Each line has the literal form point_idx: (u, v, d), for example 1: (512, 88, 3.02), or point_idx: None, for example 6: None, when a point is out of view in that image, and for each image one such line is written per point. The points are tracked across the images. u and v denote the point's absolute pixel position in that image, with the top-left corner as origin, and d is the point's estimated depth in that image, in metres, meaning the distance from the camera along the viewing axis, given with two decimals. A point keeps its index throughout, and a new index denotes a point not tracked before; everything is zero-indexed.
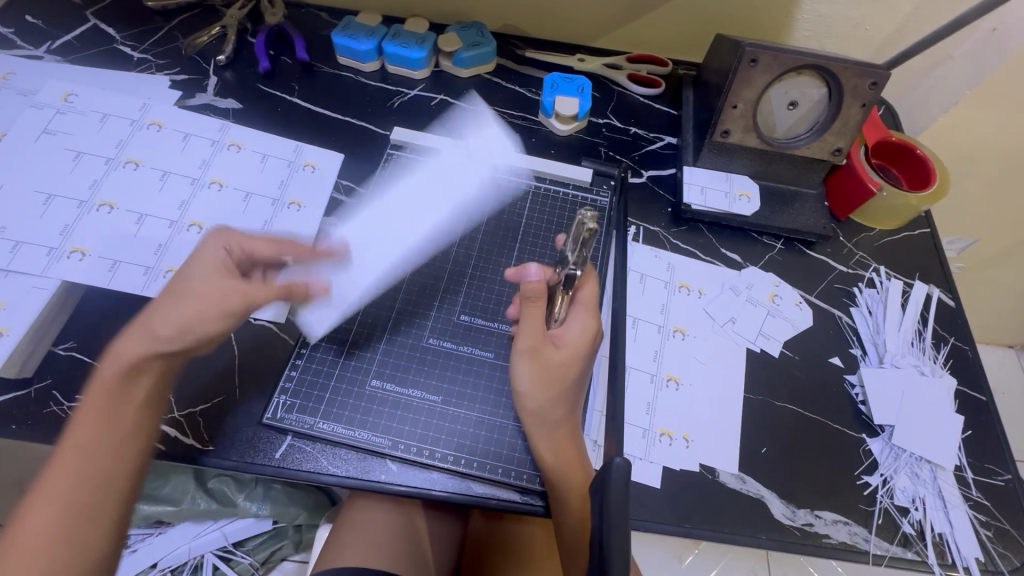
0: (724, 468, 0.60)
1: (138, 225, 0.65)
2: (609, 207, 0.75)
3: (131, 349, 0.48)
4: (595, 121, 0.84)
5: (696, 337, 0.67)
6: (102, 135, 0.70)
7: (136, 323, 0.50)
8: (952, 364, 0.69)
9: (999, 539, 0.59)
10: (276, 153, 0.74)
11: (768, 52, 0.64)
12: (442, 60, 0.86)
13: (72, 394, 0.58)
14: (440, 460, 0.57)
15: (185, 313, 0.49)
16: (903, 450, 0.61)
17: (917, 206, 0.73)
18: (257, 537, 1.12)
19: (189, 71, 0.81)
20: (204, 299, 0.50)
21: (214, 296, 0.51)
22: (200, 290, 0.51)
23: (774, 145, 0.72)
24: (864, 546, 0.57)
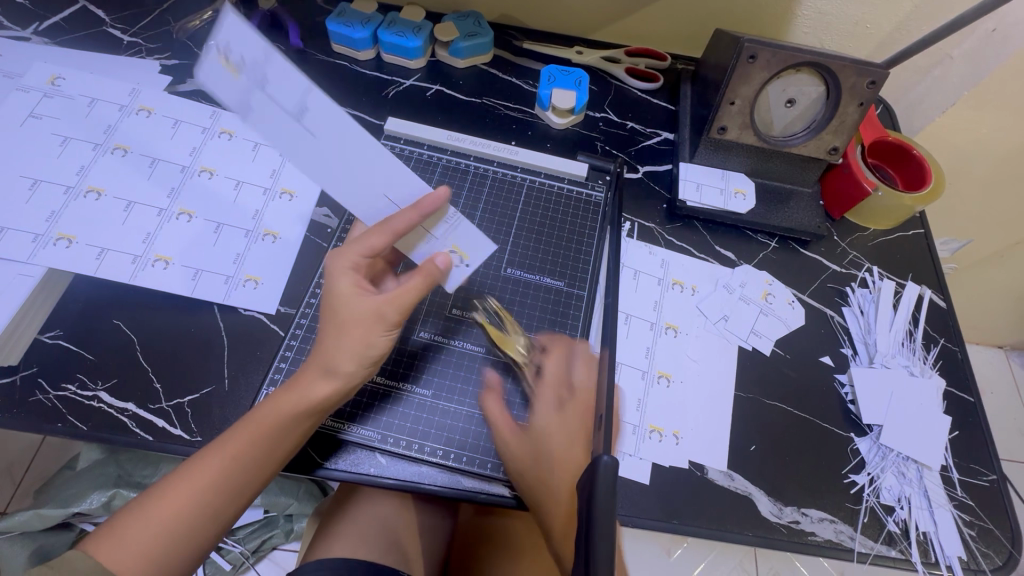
0: (712, 465, 0.60)
1: (127, 213, 0.64)
2: (603, 202, 0.74)
3: (313, 383, 0.50)
4: (592, 115, 0.84)
5: (687, 334, 0.68)
6: (89, 120, 0.68)
7: (317, 358, 0.51)
8: (941, 365, 0.69)
9: (982, 538, 0.59)
10: (268, 141, 0.74)
11: (767, 49, 0.64)
12: (439, 50, 0.85)
13: (59, 382, 0.57)
14: (429, 454, 0.57)
15: (359, 345, 0.50)
16: (890, 450, 0.62)
17: (912, 206, 0.72)
18: (248, 525, 1.13)
19: (180, 56, 0.80)
20: (360, 325, 0.50)
21: (366, 322, 0.51)
22: (354, 317, 0.50)
23: (771, 143, 0.72)
24: (849, 544, 0.58)
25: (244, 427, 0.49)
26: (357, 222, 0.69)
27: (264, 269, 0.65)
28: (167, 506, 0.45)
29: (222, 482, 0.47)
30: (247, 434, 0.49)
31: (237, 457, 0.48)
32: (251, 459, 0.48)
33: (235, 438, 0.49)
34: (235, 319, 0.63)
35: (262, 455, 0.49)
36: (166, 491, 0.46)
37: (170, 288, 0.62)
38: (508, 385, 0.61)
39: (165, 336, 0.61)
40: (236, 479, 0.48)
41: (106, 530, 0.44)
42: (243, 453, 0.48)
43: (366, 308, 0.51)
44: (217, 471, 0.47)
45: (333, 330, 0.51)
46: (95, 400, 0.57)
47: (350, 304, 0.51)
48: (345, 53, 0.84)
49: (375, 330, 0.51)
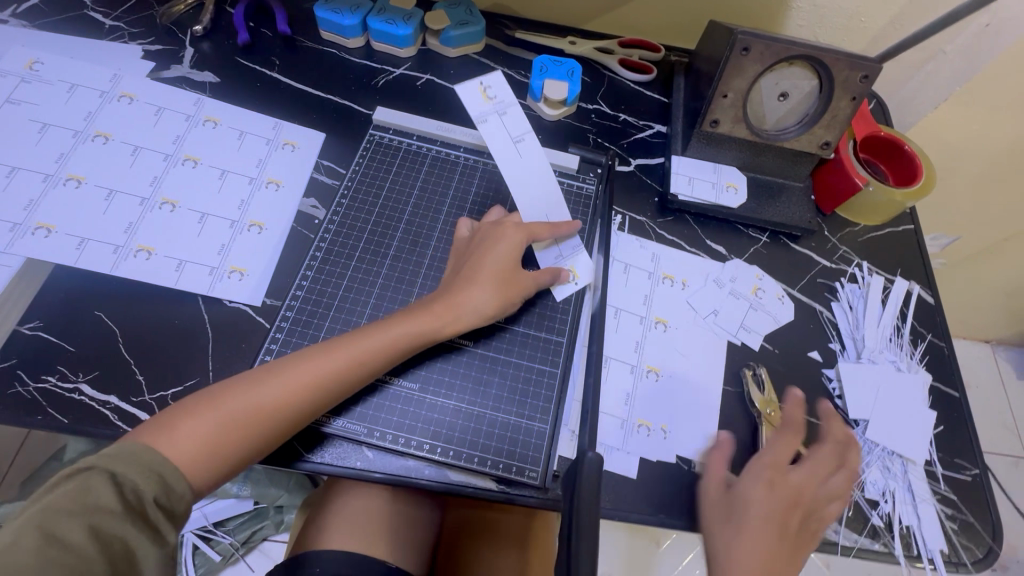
0: (700, 459, 0.60)
1: (108, 202, 0.63)
2: (594, 195, 0.74)
3: (428, 322, 0.57)
4: (584, 107, 0.83)
5: (677, 328, 0.67)
6: (69, 106, 0.67)
7: (446, 300, 0.58)
8: (928, 360, 0.69)
9: (963, 531, 0.60)
10: (254, 130, 0.72)
11: (761, 41, 0.63)
12: (429, 38, 0.83)
13: (39, 375, 0.56)
14: (415, 448, 0.56)
15: (494, 295, 0.59)
16: (875, 445, 0.62)
17: (902, 202, 0.72)
18: (239, 515, 1.13)
19: (164, 41, 0.78)
20: (501, 280, 0.60)
21: (508, 281, 0.60)
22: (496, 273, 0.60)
23: (763, 137, 0.71)
24: (833, 537, 0.58)
25: (324, 352, 0.54)
26: (344, 213, 0.68)
27: (250, 260, 0.64)
28: (233, 409, 0.49)
29: (285, 401, 0.51)
30: (327, 359, 0.53)
31: (307, 379, 0.52)
32: (321, 386, 0.52)
33: (311, 360, 0.53)
34: (219, 311, 0.62)
35: (330, 385, 0.52)
36: (234, 396, 0.50)
37: (153, 280, 0.61)
38: (497, 379, 0.60)
39: (148, 328, 0.60)
40: (296, 401, 0.51)
41: (172, 419, 0.48)
42: (315, 379, 0.52)
43: (503, 269, 0.60)
44: (286, 389, 0.51)
45: (472, 276, 0.60)
46: (76, 392, 0.56)
47: (492, 262, 0.60)
48: (333, 40, 0.82)
49: (499, 291, 0.60)
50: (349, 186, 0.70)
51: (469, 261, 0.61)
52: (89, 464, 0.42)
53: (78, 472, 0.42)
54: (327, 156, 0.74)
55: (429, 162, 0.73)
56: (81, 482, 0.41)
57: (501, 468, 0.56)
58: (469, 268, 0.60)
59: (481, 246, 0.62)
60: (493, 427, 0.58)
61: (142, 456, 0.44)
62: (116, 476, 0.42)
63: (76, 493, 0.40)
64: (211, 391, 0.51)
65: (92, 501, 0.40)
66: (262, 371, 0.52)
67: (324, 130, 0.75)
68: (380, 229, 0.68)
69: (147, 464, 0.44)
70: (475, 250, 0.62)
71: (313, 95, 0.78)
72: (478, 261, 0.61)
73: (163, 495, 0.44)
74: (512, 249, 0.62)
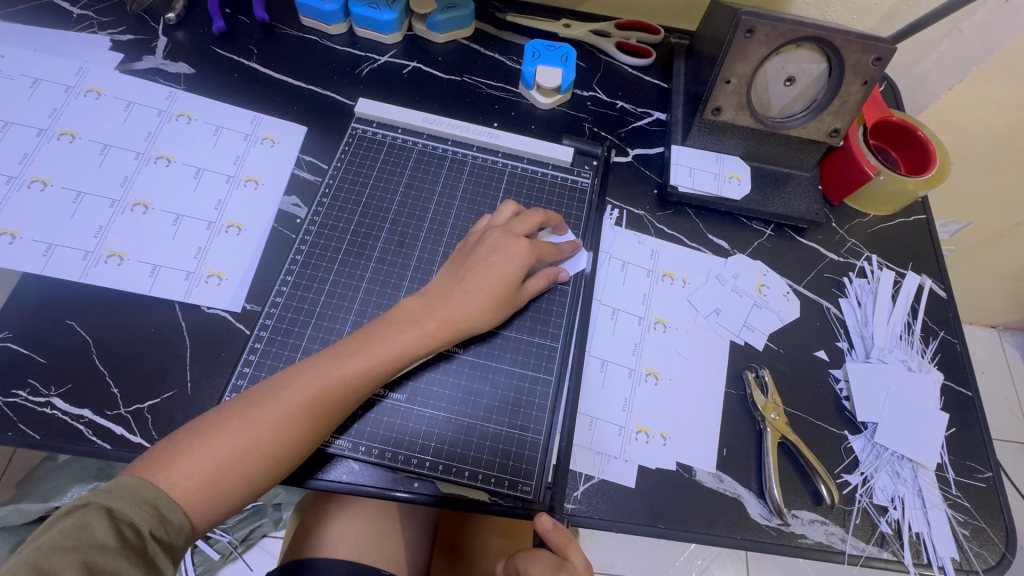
0: (701, 467, 0.58)
1: (76, 205, 0.60)
2: (589, 189, 0.71)
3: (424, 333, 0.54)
4: (579, 94, 0.79)
5: (677, 329, 0.64)
6: (34, 104, 0.64)
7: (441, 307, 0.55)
8: (939, 358, 0.66)
9: (975, 537, 0.58)
10: (231, 125, 0.69)
11: (766, 22, 0.59)
12: (415, 23, 0.79)
13: (9, 389, 0.54)
14: (402, 462, 0.54)
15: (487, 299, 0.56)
16: (885, 449, 0.60)
17: (914, 191, 0.68)
18: (234, 516, 1.10)
19: (135, 30, 0.74)
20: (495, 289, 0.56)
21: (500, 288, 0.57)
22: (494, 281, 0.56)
23: (768, 124, 0.68)
24: (840, 546, 0.56)
25: (316, 372, 0.50)
26: (326, 212, 0.65)
27: (229, 264, 0.61)
28: (232, 443, 0.46)
29: (284, 433, 0.48)
30: (322, 381, 0.49)
31: (305, 404, 0.49)
32: (322, 411, 0.49)
33: (305, 382, 0.49)
34: (197, 319, 0.59)
35: (331, 408, 0.50)
36: (232, 429, 0.47)
37: (126, 287, 0.58)
38: (488, 388, 0.58)
39: (121, 337, 0.57)
40: (298, 428, 0.48)
41: (165, 455, 0.45)
42: (314, 405, 0.49)
43: (501, 281, 0.57)
44: (285, 419, 0.48)
45: (475, 291, 0.56)
46: (48, 407, 0.53)
47: (494, 275, 0.56)
48: (315, 27, 0.78)
49: (500, 305, 0.57)
50: (331, 184, 0.66)
51: (468, 270, 0.57)
52: (86, 499, 0.41)
53: (75, 506, 0.41)
54: (308, 151, 0.70)
55: (415, 155, 0.70)
56: (79, 518, 0.40)
57: (492, 482, 0.54)
58: (468, 280, 0.56)
59: (482, 255, 0.58)
60: (484, 437, 0.56)
61: (139, 492, 0.43)
62: (113, 510, 0.41)
63: (75, 529, 0.39)
64: (203, 420, 0.48)
65: (91, 537, 0.39)
66: (255, 396, 0.49)
67: (305, 123, 0.72)
68: (364, 230, 0.64)
69: (144, 497, 0.43)
70: (474, 259, 0.58)
71: (294, 86, 0.74)
72: (480, 274, 0.57)
73: (161, 528, 0.43)
74: (517, 256, 0.58)
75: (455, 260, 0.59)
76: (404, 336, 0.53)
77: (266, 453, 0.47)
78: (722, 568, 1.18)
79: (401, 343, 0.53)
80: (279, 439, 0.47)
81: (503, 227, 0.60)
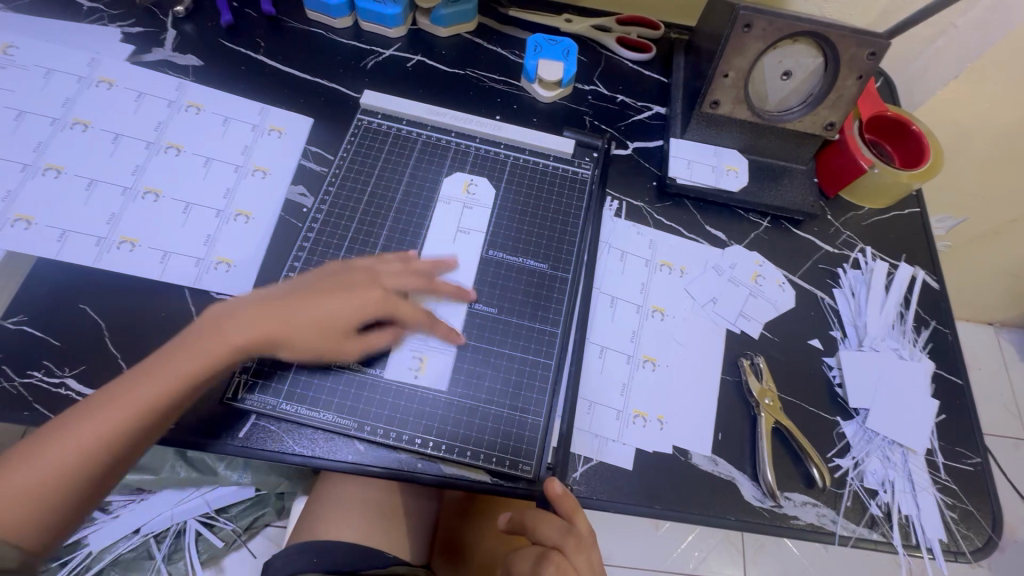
0: (697, 450, 0.59)
1: (89, 192, 0.61)
2: (589, 180, 0.72)
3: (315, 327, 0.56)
4: (580, 88, 0.80)
5: (675, 317, 0.66)
6: (47, 93, 0.65)
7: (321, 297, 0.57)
8: (931, 347, 0.68)
9: (963, 520, 0.59)
10: (238, 116, 0.70)
11: (764, 17, 0.60)
12: (420, 17, 0.80)
13: (24, 370, 0.55)
14: (406, 442, 0.55)
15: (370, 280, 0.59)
16: (876, 434, 0.61)
17: (908, 184, 0.70)
18: (242, 502, 1.12)
19: (145, 23, 0.75)
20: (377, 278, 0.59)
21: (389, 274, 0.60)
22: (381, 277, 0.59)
23: (765, 118, 0.69)
24: (831, 527, 0.58)
25: (150, 376, 0.51)
26: (332, 201, 0.66)
27: (237, 251, 0.63)
28: (67, 446, 0.47)
29: (106, 442, 0.48)
30: (165, 383, 0.51)
31: (153, 405, 0.50)
32: (150, 417, 0.50)
33: (134, 388, 0.50)
34: (207, 304, 0.60)
35: (160, 414, 0.51)
36: (46, 442, 0.47)
37: (137, 273, 0.60)
38: (490, 371, 0.59)
39: (134, 321, 0.58)
40: (131, 422, 0.49)
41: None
42: (154, 411, 0.50)
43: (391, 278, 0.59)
44: (101, 429, 0.48)
45: (313, 313, 0.56)
46: (62, 387, 0.55)
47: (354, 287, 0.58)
48: (321, 20, 0.79)
49: (330, 341, 0.56)
50: (337, 173, 0.68)
51: (312, 289, 0.57)
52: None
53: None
54: (315, 142, 0.71)
55: (420, 146, 0.71)
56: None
57: (494, 462, 0.56)
58: (336, 279, 0.58)
59: (332, 282, 0.58)
60: (487, 419, 0.57)
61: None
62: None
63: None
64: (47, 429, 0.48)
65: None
66: (92, 404, 0.49)
67: (312, 115, 0.73)
68: (370, 218, 0.66)
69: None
70: (325, 284, 0.58)
71: (300, 78, 0.75)
72: (341, 290, 0.57)
73: None
74: (365, 301, 0.57)
75: (314, 277, 0.59)
76: (229, 343, 0.53)
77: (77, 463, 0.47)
78: (719, 559, 1.20)
79: (224, 346, 0.53)
80: (99, 448, 0.48)
81: (370, 271, 0.60)
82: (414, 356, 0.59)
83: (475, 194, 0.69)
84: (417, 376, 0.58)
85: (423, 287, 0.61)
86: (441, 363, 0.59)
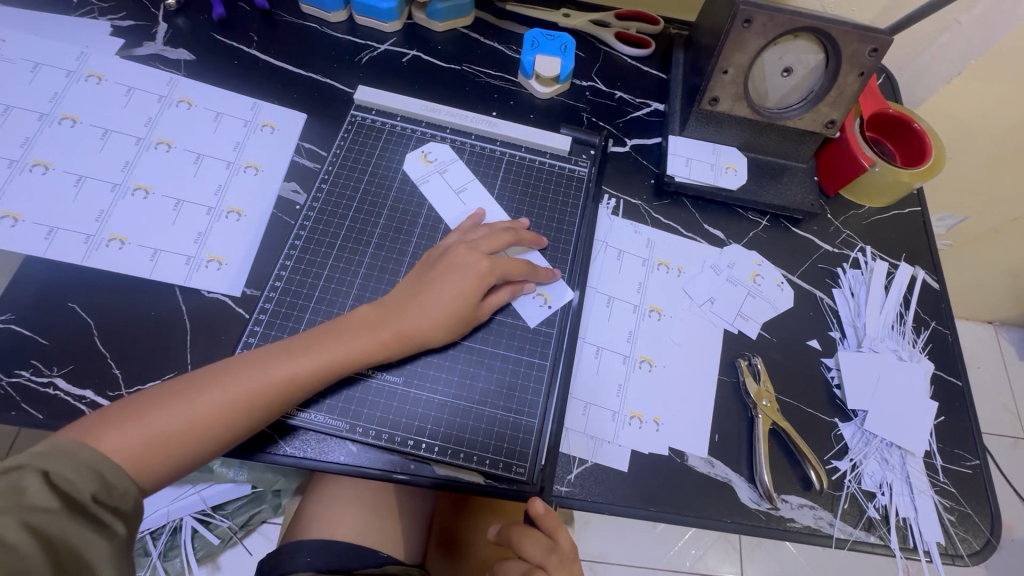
0: (693, 452, 0.59)
1: (77, 188, 0.61)
2: (586, 177, 0.71)
3: (407, 326, 0.56)
4: (578, 84, 0.79)
5: (672, 317, 0.65)
6: (35, 88, 0.64)
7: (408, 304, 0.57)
8: (931, 348, 0.67)
9: (961, 523, 0.59)
10: (231, 111, 0.69)
11: (764, 12, 0.59)
12: (415, 12, 0.79)
13: (12, 369, 0.54)
14: (399, 444, 0.55)
15: (454, 286, 0.57)
16: (874, 436, 0.61)
17: (909, 182, 0.69)
18: (239, 499, 1.11)
19: (135, 16, 0.74)
20: (458, 282, 0.57)
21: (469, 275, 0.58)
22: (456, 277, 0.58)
23: (765, 115, 0.68)
24: (828, 530, 0.57)
25: (303, 353, 0.52)
26: (325, 198, 0.65)
27: (228, 249, 0.62)
28: (171, 417, 0.48)
29: (242, 402, 0.49)
30: (308, 360, 0.52)
31: (271, 389, 0.50)
32: (287, 392, 0.51)
33: (285, 360, 0.52)
34: (197, 302, 0.59)
35: (294, 391, 0.51)
36: (201, 395, 0.49)
37: (127, 270, 0.59)
38: (484, 372, 0.59)
39: (122, 320, 0.57)
40: (254, 400, 0.50)
41: (100, 421, 0.46)
42: (289, 383, 0.51)
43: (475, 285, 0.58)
44: (249, 390, 0.50)
45: (427, 306, 0.56)
46: (50, 387, 0.54)
47: (452, 282, 0.57)
48: (315, 14, 0.78)
49: (455, 326, 0.57)
50: (330, 170, 0.67)
51: (425, 282, 0.58)
52: (22, 461, 0.40)
53: (8, 470, 0.40)
54: (308, 138, 0.70)
55: (414, 143, 0.70)
56: (12, 482, 0.39)
57: (487, 464, 0.55)
58: (432, 277, 0.58)
59: (438, 272, 0.58)
60: (480, 421, 0.57)
61: (79, 456, 0.43)
62: (50, 475, 0.41)
63: (8, 494, 0.39)
64: (182, 379, 0.50)
65: (28, 501, 0.39)
66: (234, 365, 0.51)
67: (305, 110, 0.72)
68: (363, 216, 0.65)
69: (87, 463, 0.43)
70: (432, 275, 0.58)
71: (293, 73, 0.74)
72: (438, 289, 0.57)
73: (104, 493, 0.43)
74: (475, 272, 0.58)
75: (417, 273, 0.60)
76: (362, 338, 0.54)
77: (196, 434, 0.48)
78: (716, 557, 1.19)
79: (366, 341, 0.54)
80: (239, 407, 0.49)
81: (470, 244, 0.60)
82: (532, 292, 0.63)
83: (437, 159, 0.69)
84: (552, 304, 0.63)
85: (505, 245, 0.62)
86: (560, 288, 0.64)
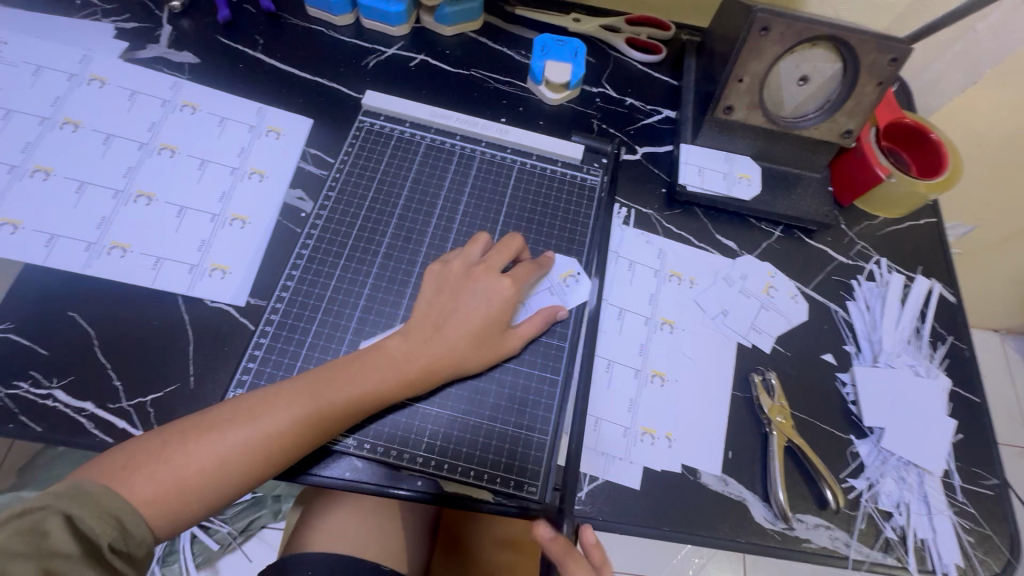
0: (706, 469, 0.57)
1: (79, 195, 0.59)
2: (598, 187, 0.70)
3: (428, 364, 0.53)
4: (588, 90, 0.78)
5: (684, 330, 0.64)
6: (37, 92, 0.63)
7: (430, 337, 0.54)
8: (948, 363, 0.66)
9: (980, 545, 0.58)
10: (236, 116, 0.68)
11: (782, 20, 0.58)
12: (423, 16, 0.78)
13: (11, 380, 0.53)
14: (409, 462, 0.53)
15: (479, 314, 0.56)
16: (891, 454, 0.59)
17: (925, 194, 0.68)
18: (236, 505, 1.09)
19: (139, 18, 0.73)
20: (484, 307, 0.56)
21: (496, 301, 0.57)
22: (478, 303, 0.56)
23: (780, 124, 0.67)
24: (844, 551, 0.56)
25: (316, 391, 0.50)
26: (333, 206, 0.64)
27: (233, 258, 0.61)
28: (191, 461, 0.46)
29: (270, 443, 0.48)
30: (332, 396, 0.50)
31: (288, 432, 0.48)
32: (308, 433, 0.49)
33: (305, 399, 0.49)
34: (201, 312, 0.58)
35: (313, 431, 0.49)
36: (220, 436, 0.47)
37: (129, 279, 0.57)
38: (496, 387, 0.57)
39: (124, 330, 0.56)
40: (270, 448, 0.48)
41: (121, 466, 0.45)
42: (317, 421, 0.49)
43: (498, 318, 0.56)
44: (267, 431, 0.48)
45: (449, 338, 0.54)
46: (49, 399, 0.53)
47: (473, 311, 0.56)
48: (321, 18, 0.77)
49: (482, 356, 0.55)
50: (338, 177, 0.66)
51: (447, 311, 0.56)
52: (46, 502, 0.40)
53: (33, 509, 0.40)
54: (314, 144, 0.69)
55: (423, 150, 0.69)
56: (35, 522, 0.39)
57: (497, 482, 0.54)
58: (456, 305, 0.56)
59: (460, 294, 0.56)
60: (490, 438, 0.55)
61: (101, 502, 0.43)
62: (72, 518, 0.41)
63: (31, 535, 0.39)
64: (203, 417, 0.48)
65: (49, 544, 0.39)
66: (257, 404, 0.49)
67: (312, 115, 0.71)
68: (371, 225, 0.64)
69: (108, 509, 0.43)
70: (456, 300, 0.56)
71: (299, 77, 0.73)
72: (462, 313, 0.56)
73: (121, 540, 0.42)
74: (499, 295, 0.57)
75: (431, 290, 0.57)
76: (378, 376, 0.52)
77: (212, 479, 0.46)
78: (720, 566, 1.18)
79: (388, 374, 0.52)
80: (266, 448, 0.47)
81: (483, 264, 0.59)
82: (558, 285, 0.63)
83: (426, 187, 0.67)
84: (578, 277, 0.64)
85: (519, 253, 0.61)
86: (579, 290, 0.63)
